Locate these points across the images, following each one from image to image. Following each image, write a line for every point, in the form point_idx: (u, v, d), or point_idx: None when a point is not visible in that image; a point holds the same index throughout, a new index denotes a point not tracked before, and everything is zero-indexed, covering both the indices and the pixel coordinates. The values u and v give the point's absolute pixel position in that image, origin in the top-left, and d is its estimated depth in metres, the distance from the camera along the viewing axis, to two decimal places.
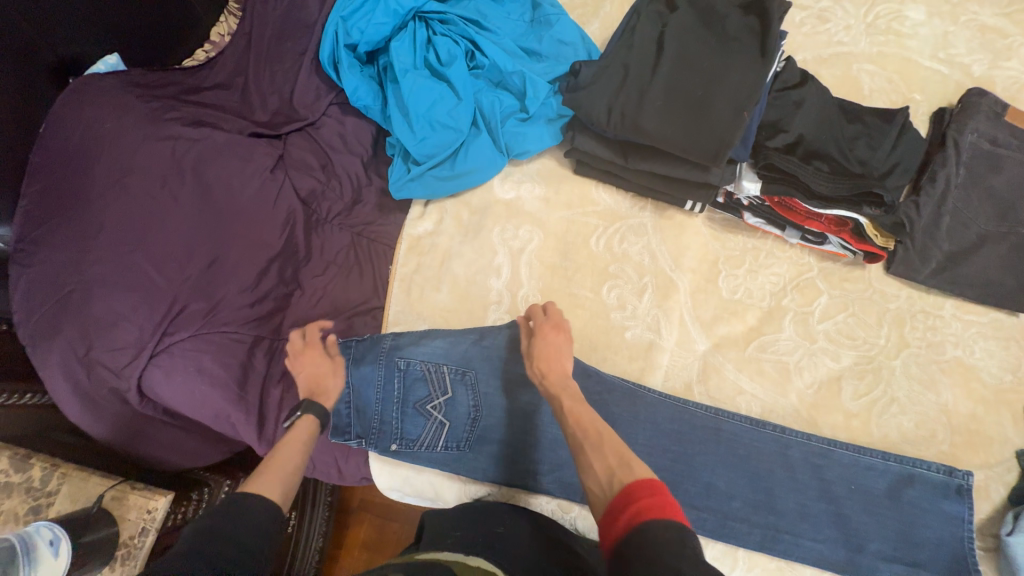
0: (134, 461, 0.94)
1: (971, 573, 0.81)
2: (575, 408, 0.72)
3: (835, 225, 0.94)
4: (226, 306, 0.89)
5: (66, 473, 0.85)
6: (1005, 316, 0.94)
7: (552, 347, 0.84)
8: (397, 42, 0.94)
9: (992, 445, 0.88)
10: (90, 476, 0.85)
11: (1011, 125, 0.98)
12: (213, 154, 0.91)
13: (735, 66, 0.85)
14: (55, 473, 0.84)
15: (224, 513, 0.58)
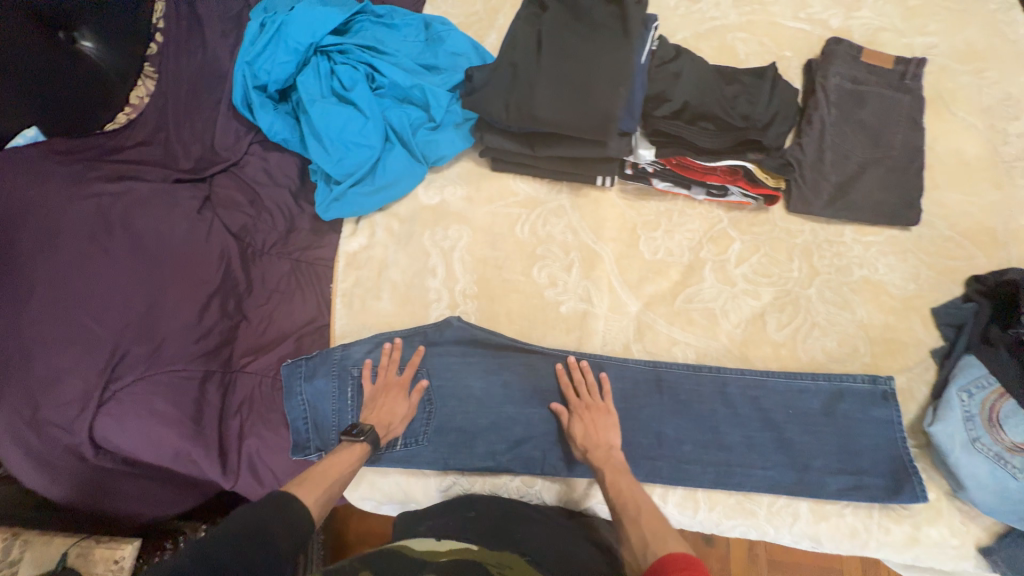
0: (101, 519, 0.95)
1: (912, 472, 0.85)
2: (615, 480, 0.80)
3: (729, 175, 1.02)
4: (170, 346, 0.91)
5: (29, 539, 0.84)
6: (900, 232, 1.03)
7: (596, 422, 0.88)
8: (302, 76, 1.01)
9: (909, 348, 0.94)
10: (53, 538, 0.86)
11: (869, 63, 1.09)
12: (140, 205, 0.96)
13: (607, 49, 0.95)
14: (17, 542, 0.83)
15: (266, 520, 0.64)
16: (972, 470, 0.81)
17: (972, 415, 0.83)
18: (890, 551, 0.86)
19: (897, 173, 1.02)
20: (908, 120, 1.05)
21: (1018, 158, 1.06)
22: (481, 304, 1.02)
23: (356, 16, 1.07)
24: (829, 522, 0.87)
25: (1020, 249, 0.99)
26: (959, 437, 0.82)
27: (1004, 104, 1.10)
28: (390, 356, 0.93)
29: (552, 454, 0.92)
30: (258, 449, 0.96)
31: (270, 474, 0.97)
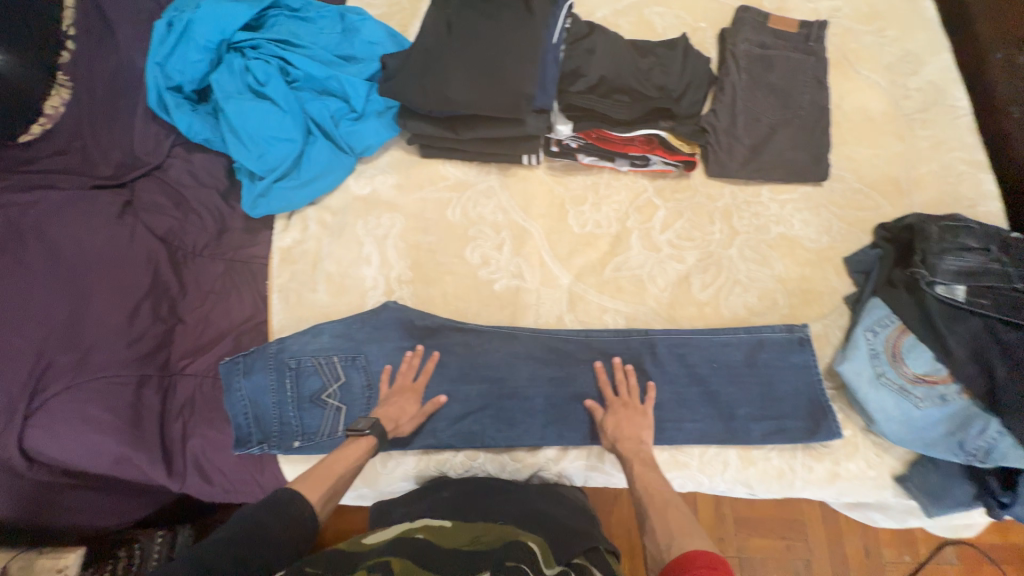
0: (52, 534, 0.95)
1: (829, 412, 0.90)
2: (643, 474, 0.79)
3: (647, 145, 1.07)
4: (98, 353, 0.90)
5: None
6: (813, 188, 1.07)
7: (627, 423, 0.88)
8: (217, 73, 1.01)
9: (823, 297, 0.99)
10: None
11: (775, 29, 1.13)
12: (56, 215, 0.95)
13: (514, 29, 0.98)
14: None
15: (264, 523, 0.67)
16: (879, 403, 0.85)
17: (877, 351, 0.87)
18: (815, 488, 0.91)
19: (805, 132, 1.07)
20: (813, 80, 1.10)
21: (918, 110, 1.12)
22: (417, 288, 1.04)
23: (269, 12, 1.08)
24: (757, 468, 0.91)
25: (922, 195, 1.05)
26: (865, 373, 0.87)
27: (904, 61, 1.16)
28: (411, 362, 0.94)
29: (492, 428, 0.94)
30: (203, 448, 0.96)
31: (218, 473, 0.97)
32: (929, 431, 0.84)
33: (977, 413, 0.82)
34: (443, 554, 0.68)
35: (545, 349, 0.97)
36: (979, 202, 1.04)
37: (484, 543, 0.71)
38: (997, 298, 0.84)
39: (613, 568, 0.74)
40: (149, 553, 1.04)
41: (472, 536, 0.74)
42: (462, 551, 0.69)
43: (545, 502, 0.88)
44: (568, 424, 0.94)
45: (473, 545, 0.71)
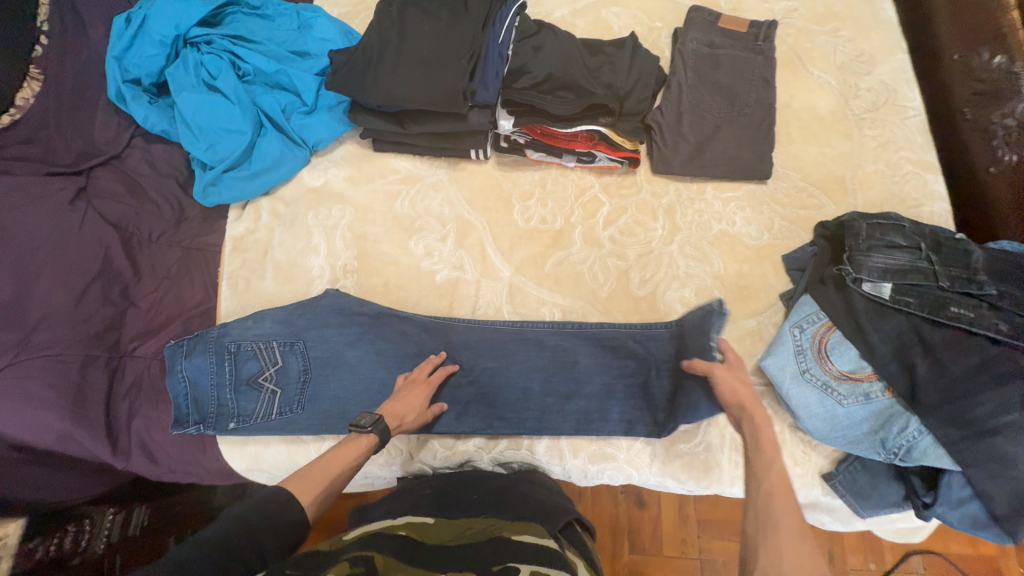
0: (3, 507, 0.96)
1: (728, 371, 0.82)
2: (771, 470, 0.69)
3: (590, 141, 1.08)
4: (45, 332, 0.93)
5: None
6: (757, 186, 1.07)
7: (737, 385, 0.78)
8: (171, 67, 1.04)
9: (759, 294, 0.99)
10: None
11: (725, 28, 1.13)
12: (7, 199, 0.97)
13: (455, 26, 1.01)
14: None
15: (249, 524, 0.62)
16: (802, 400, 0.85)
17: (803, 348, 0.88)
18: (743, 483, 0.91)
19: (750, 130, 1.07)
20: (761, 79, 1.10)
21: (868, 110, 1.11)
22: (360, 278, 1.07)
23: (228, 8, 1.11)
24: (682, 460, 0.92)
25: (866, 194, 1.05)
26: (789, 368, 0.87)
27: (858, 60, 1.15)
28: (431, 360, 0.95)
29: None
30: (147, 427, 1.01)
31: (163, 451, 1.01)
32: (852, 429, 0.84)
33: (899, 411, 0.82)
34: (429, 553, 0.68)
35: (481, 341, 0.99)
36: (923, 202, 1.03)
37: (471, 538, 0.73)
38: (920, 296, 0.84)
39: (585, 542, 0.85)
40: (100, 528, 1.10)
41: (456, 533, 0.74)
42: (449, 546, 0.70)
43: (529, 485, 0.91)
44: (501, 412, 0.96)
45: (459, 541, 0.72)
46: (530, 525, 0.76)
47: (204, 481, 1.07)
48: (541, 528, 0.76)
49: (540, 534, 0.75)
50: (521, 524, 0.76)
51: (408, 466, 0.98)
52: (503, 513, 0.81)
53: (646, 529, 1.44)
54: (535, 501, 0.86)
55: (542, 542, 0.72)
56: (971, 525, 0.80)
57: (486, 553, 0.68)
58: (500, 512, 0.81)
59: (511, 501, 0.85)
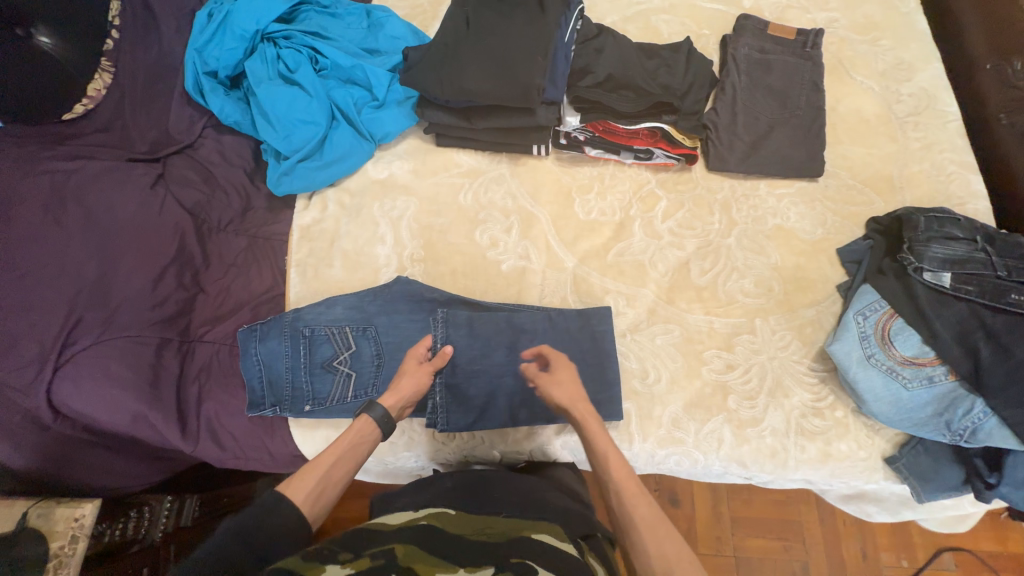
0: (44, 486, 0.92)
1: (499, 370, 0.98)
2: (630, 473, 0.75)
3: (651, 138, 1.12)
4: (126, 313, 0.95)
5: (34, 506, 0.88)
6: (809, 184, 1.12)
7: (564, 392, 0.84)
8: (250, 61, 1.10)
9: (817, 285, 1.03)
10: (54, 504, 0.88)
11: (774, 36, 1.20)
12: (92, 181, 1.00)
13: (525, 26, 1.06)
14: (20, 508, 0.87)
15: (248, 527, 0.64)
16: (869, 383, 0.89)
17: (867, 334, 0.92)
18: (808, 468, 0.94)
19: (801, 131, 1.12)
20: (810, 83, 1.16)
21: (910, 114, 1.17)
22: (427, 267, 1.09)
23: (302, 7, 1.18)
24: (750, 445, 0.94)
25: (913, 192, 1.10)
26: (855, 353, 0.91)
27: (898, 68, 1.21)
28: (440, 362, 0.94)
29: (490, 393, 0.98)
30: (217, 412, 0.99)
31: (230, 437, 1.00)
32: (917, 412, 0.87)
33: (963, 394, 0.86)
34: (449, 543, 0.67)
35: (548, 328, 1.00)
36: (967, 200, 1.08)
37: (490, 535, 0.71)
38: (980, 284, 0.89)
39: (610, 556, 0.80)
40: (159, 515, 1.07)
41: (477, 527, 0.73)
42: (467, 540, 0.69)
43: (550, 493, 0.89)
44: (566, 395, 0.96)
45: (479, 536, 0.70)
46: (551, 526, 0.74)
47: (267, 469, 1.06)
48: (561, 532, 0.74)
49: (559, 537, 0.72)
50: (540, 525, 0.74)
51: (474, 449, 1.01)
52: (526, 514, 0.79)
53: (682, 527, 1.44)
54: (556, 508, 0.83)
55: (561, 545, 0.69)
56: None
57: (504, 549, 0.66)
58: (522, 513, 0.80)
59: (534, 505, 0.83)
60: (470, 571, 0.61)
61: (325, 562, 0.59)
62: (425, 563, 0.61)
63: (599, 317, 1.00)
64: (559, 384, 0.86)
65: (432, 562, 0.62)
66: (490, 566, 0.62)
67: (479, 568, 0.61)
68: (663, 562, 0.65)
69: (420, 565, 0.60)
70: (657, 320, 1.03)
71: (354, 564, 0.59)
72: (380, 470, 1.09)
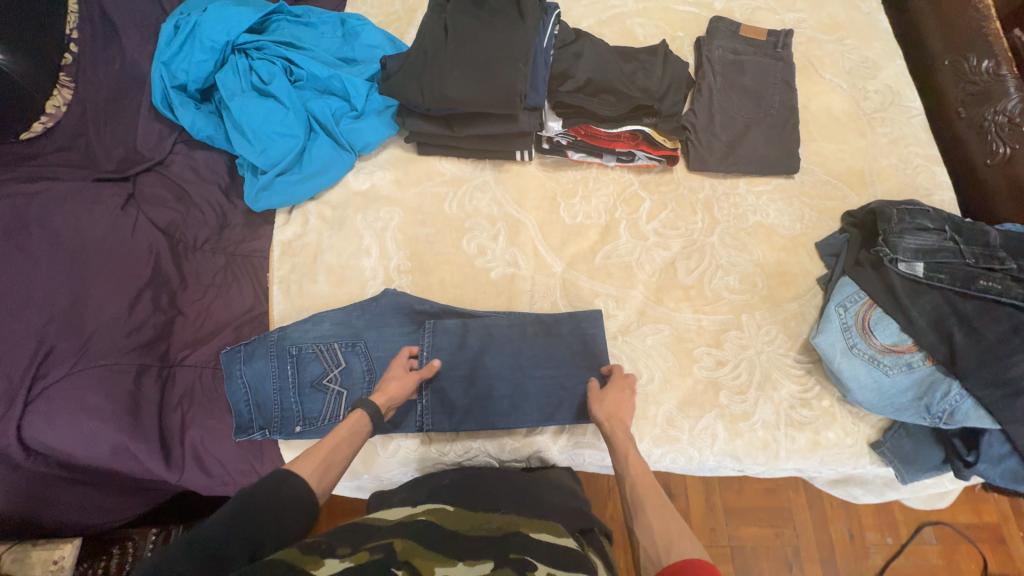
0: (15, 531, 0.87)
1: (488, 371, 0.97)
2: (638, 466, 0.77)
3: (632, 140, 1.13)
4: (100, 339, 0.90)
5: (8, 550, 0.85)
6: (785, 180, 1.15)
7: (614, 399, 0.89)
8: (221, 73, 1.07)
9: (799, 279, 1.06)
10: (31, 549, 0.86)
11: (746, 37, 1.23)
12: (58, 204, 0.95)
13: (504, 31, 1.05)
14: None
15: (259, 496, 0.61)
16: (853, 372, 0.92)
17: (848, 324, 0.95)
18: (798, 458, 0.96)
19: (776, 129, 1.15)
20: (782, 83, 1.19)
21: (877, 110, 1.21)
22: (415, 277, 1.08)
23: (273, 16, 1.16)
24: (743, 439, 0.96)
25: (883, 185, 1.14)
26: (838, 344, 0.94)
27: (863, 66, 1.26)
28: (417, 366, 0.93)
29: (484, 403, 0.96)
30: (202, 438, 0.95)
31: (218, 464, 0.96)
32: (899, 398, 0.91)
33: (940, 378, 0.89)
34: (447, 539, 0.66)
35: (540, 335, 0.99)
36: (934, 191, 1.13)
37: (488, 530, 0.70)
38: (951, 273, 0.93)
39: (605, 549, 0.81)
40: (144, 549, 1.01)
41: (474, 522, 0.71)
42: (464, 536, 0.68)
43: (547, 490, 0.90)
44: (559, 399, 0.96)
45: (478, 531, 0.69)
46: (549, 523, 0.73)
47: None
48: (561, 528, 0.73)
49: (558, 532, 0.71)
50: (540, 522, 0.73)
51: (472, 459, 0.99)
52: (524, 514, 0.79)
53: None
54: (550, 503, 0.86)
55: (562, 541, 0.68)
56: (1012, 479, 0.87)
57: (503, 544, 0.66)
58: (519, 512, 0.79)
59: (531, 507, 0.83)
60: (470, 565, 0.60)
61: (324, 556, 0.56)
62: (424, 558, 0.60)
63: (591, 319, 1.00)
64: (603, 399, 0.89)
65: (430, 556, 0.61)
66: (490, 562, 0.61)
67: (478, 562, 0.61)
68: (665, 537, 0.66)
69: (419, 560, 0.59)
70: (647, 320, 1.04)
71: (354, 557, 0.57)
72: (374, 488, 1.08)
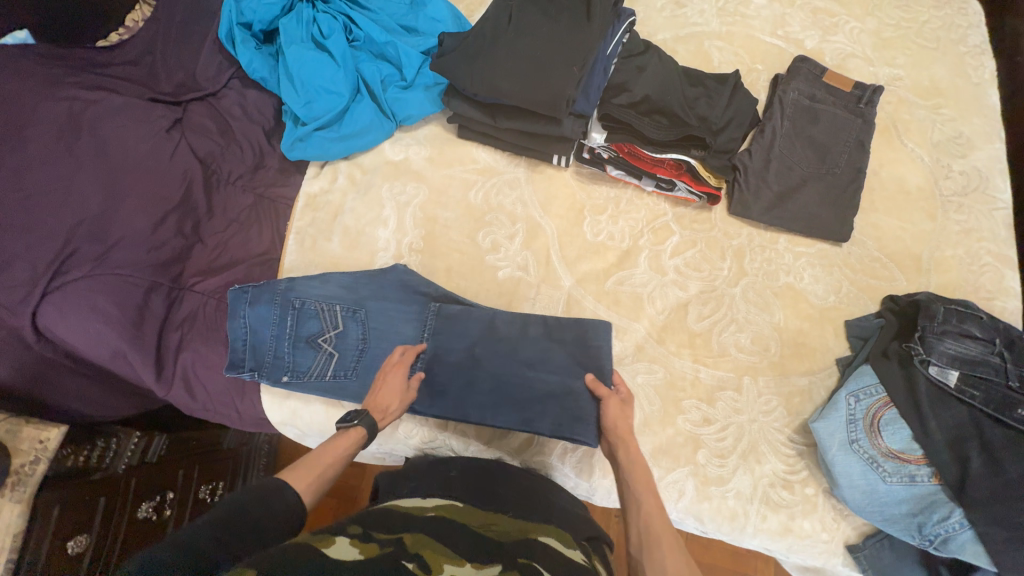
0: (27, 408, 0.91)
1: (469, 370, 0.96)
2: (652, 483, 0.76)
3: (675, 169, 1.07)
4: (121, 249, 0.95)
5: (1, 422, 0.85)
6: (831, 247, 1.07)
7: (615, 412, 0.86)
8: (285, 19, 1.09)
9: (816, 354, 0.99)
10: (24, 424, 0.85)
11: (828, 84, 1.13)
12: (111, 115, 1.00)
13: (568, 30, 1.02)
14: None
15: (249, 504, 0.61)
16: (846, 468, 0.85)
17: (855, 418, 0.88)
18: (765, 538, 0.91)
19: (835, 191, 1.07)
20: (855, 142, 1.09)
21: (956, 193, 1.10)
22: (425, 258, 1.08)
23: None
24: (711, 503, 0.91)
25: (940, 277, 1.04)
26: (838, 436, 0.87)
27: (954, 141, 1.13)
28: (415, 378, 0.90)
29: (464, 391, 0.95)
30: (193, 362, 0.99)
31: (202, 389, 1.00)
32: (890, 508, 0.84)
33: (941, 500, 0.81)
34: (456, 534, 0.66)
35: (539, 340, 0.97)
36: (996, 296, 1.02)
37: (495, 533, 0.69)
38: (986, 391, 0.84)
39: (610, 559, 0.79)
40: (125, 448, 1.00)
41: (483, 522, 0.71)
42: (474, 534, 0.67)
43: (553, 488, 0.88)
44: (541, 408, 0.92)
45: (485, 531, 0.69)
46: (556, 530, 0.74)
47: (233, 426, 1.07)
48: (565, 535, 0.73)
49: (566, 542, 0.71)
50: (542, 528, 0.73)
51: (435, 449, 1.00)
52: (526, 509, 0.79)
53: None
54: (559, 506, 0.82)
55: (564, 549, 0.68)
56: None
57: (511, 548, 0.65)
58: (524, 510, 0.78)
59: (531, 503, 0.81)
60: (478, 567, 0.60)
61: (334, 533, 0.59)
62: (433, 551, 0.60)
63: (597, 331, 0.95)
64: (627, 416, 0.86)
65: (439, 549, 0.61)
66: (498, 564, 0.60)
67: (486, 565, 0.60)
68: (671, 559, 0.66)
69: (429, 554, 0.59)
70: (643, 358, 1.00)
71: (363, 544, 0.58)
72: None
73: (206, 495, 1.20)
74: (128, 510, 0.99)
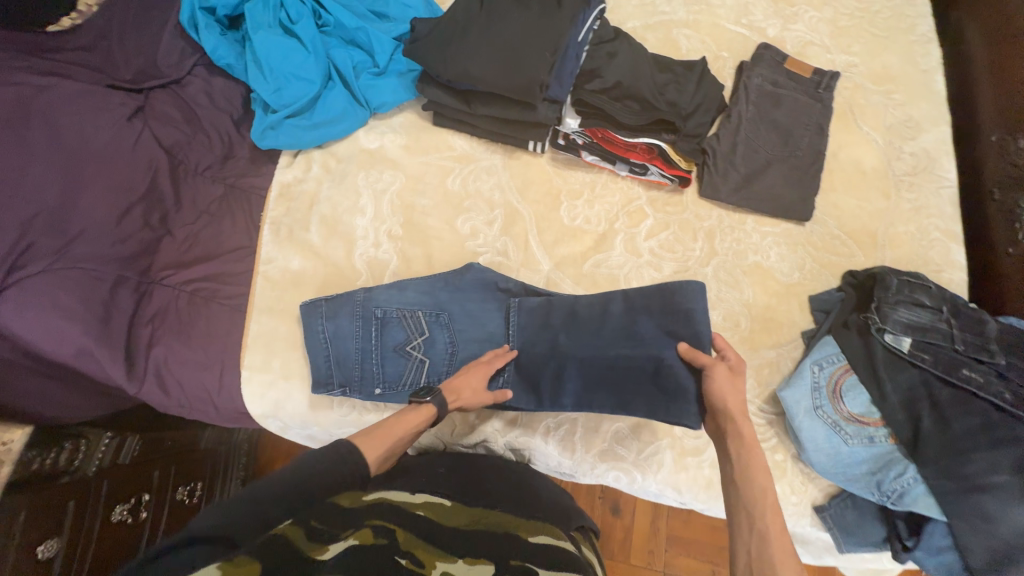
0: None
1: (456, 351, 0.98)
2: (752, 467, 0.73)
3: (647, 154, 1.11)
4: (84, 243, 0.91)
5: None
6: (795, 227, 1.12)
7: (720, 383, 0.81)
8: (251, 4, 1.07)
9: (783, 327, 1.04)
10: None
11: (789, 71, 1.18)
12: (65, 101, 0.96)
13: (541, 16, 1.03)
14: None
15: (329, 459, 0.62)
16: (812, 433, 0.90)
17: (819, 385, 0.93)
18: None
19: (798, 172, 1.12)
20: (816, 125, 1.14)
21: (907, 173, 1.16)
22: (403, 245, 1.08)
23: None
24: (687, 473, 0.95)
25: (894, 252, 1.10)
26: (803, 402, 0.92)
27: (905, 125, 1.20)
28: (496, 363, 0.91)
29: (556, 386, 0.93)
30: (166, 357, 0.95)
31: (177, 385, 0.96)
32: (852, 468, 0.89)
33: (897, 457, 0.88)
34: (447, 534, 0.66)
35: (623, 315, 0.91)
36: (944, 268, 1.09)
37: (485, 528, 0.69)
38: (936, 355, 0.91)
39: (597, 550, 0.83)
40: (95, 449, 0.97)
41: (472, 518, 0.71)
42: (464, 532, 0.67)
43: (541, 485, 0.90)
44: (632, 388, 0.89)
45: (475, 528, 0.69)
46: (549, 527, 0.75)
47: (210, 422, 1.05)
48: (558, 531, 0.74)
49: (556, 536, 0.73)
50: (534, 525, 0.74)
51: (418, 435, 1.01)
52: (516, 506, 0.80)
53: (617, 536, 1.41)
54: (546, 502, 0.84)
55: (557, 543, 0.70)
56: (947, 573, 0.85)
57: (502, 545, 0.66)
58: (513, 504, 0.79)
59: (521, 499, 0.82)
60: (470, 564, 0.60)
61: (327, 541, 0.58)
62: (424, 551, 0.60)
63: (685, 292, 0.86)
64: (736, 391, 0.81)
65: (430, 549, 0.61)
66: (490, 563, 0.61)
67: (478, 563, 0.60)
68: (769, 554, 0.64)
69: (421, 554, 0.59)
70: None
71: (357, 535, 0.60)
72: (324, 439, 1.06)
73: (184, 496, 1.17)
74: (100, 513, 0.95)
